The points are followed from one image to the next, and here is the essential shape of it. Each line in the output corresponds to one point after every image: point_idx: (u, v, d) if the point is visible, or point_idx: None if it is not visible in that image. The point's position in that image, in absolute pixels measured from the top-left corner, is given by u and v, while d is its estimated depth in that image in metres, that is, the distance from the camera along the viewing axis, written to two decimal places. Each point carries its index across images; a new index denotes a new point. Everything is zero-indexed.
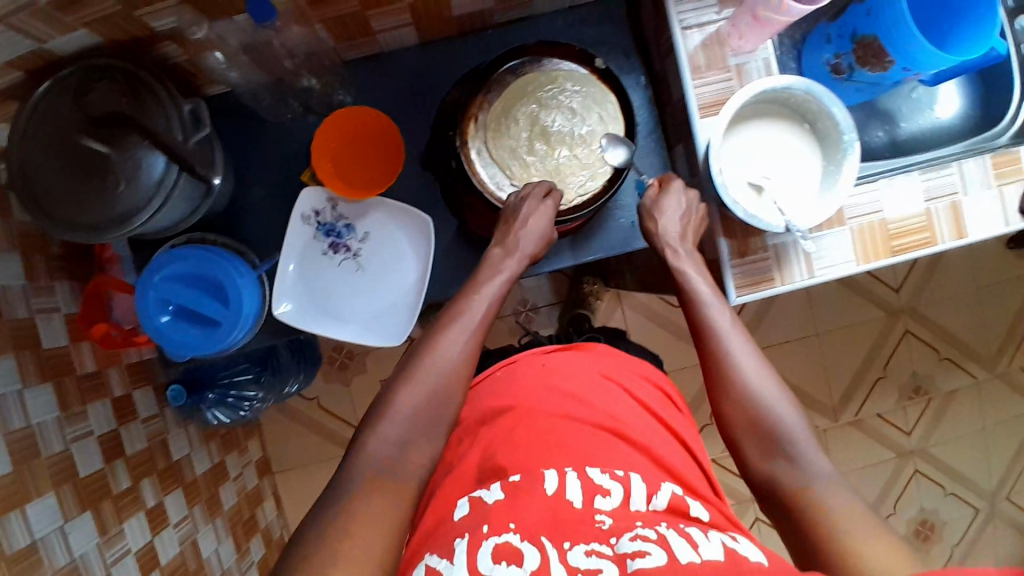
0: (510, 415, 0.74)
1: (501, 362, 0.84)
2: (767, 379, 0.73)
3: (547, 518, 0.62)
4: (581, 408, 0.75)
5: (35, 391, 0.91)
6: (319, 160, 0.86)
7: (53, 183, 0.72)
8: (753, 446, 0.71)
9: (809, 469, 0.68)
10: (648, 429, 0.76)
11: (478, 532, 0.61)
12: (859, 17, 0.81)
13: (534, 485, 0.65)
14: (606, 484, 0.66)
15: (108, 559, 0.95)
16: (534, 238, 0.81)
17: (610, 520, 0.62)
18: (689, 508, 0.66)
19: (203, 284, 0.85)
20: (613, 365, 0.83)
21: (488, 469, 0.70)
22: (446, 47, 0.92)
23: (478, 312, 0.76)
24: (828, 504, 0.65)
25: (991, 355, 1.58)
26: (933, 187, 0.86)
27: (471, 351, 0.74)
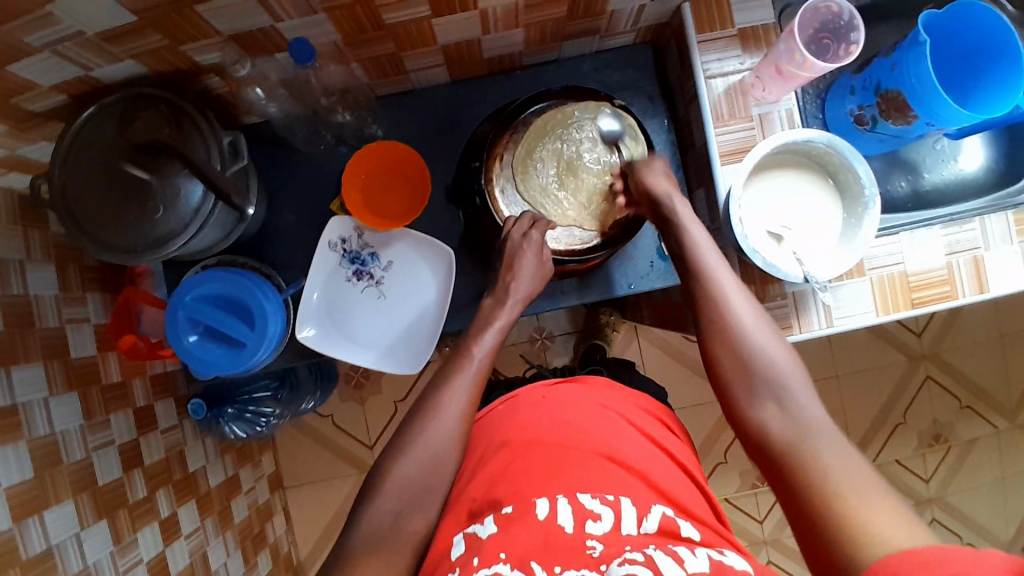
0: (510, 447, 0.74)
1: (503, 399, 0.86)
2: (759, 324, 0.74)
3: (538, 544, 0.62)
4: (577, 437, 0.75)
5: (61, 400, 0.94)
6: (348, 191, 0.88)
7: (94, 205, 0.75)
8: (741, 384, 0.72)
9: (801, 414, 0.68)
10: (642, 452, 0.76)
11: (469, 564, 0.62)
12: (883, 71, 0.82)
13: (527, 512, 0.65)
14: (597, 508, 0.66)
15: (119, 567, 0.97)
16: (529, 277, 0.84)
17: (601, 546, 0.63)
18: (680, 528, 0.66)
19: (231, 306, 0.87)
20: (609, 397, 0.84)
21: (484, 502, 0.69)
22: (476, 85, 0.95)
23: (468, 372, 0.78)
24: (817, 452, 0.64)
25: (1013, 405, 1.55)
26: (955, 241, 0.86)
27: (470, 396, 0.77)
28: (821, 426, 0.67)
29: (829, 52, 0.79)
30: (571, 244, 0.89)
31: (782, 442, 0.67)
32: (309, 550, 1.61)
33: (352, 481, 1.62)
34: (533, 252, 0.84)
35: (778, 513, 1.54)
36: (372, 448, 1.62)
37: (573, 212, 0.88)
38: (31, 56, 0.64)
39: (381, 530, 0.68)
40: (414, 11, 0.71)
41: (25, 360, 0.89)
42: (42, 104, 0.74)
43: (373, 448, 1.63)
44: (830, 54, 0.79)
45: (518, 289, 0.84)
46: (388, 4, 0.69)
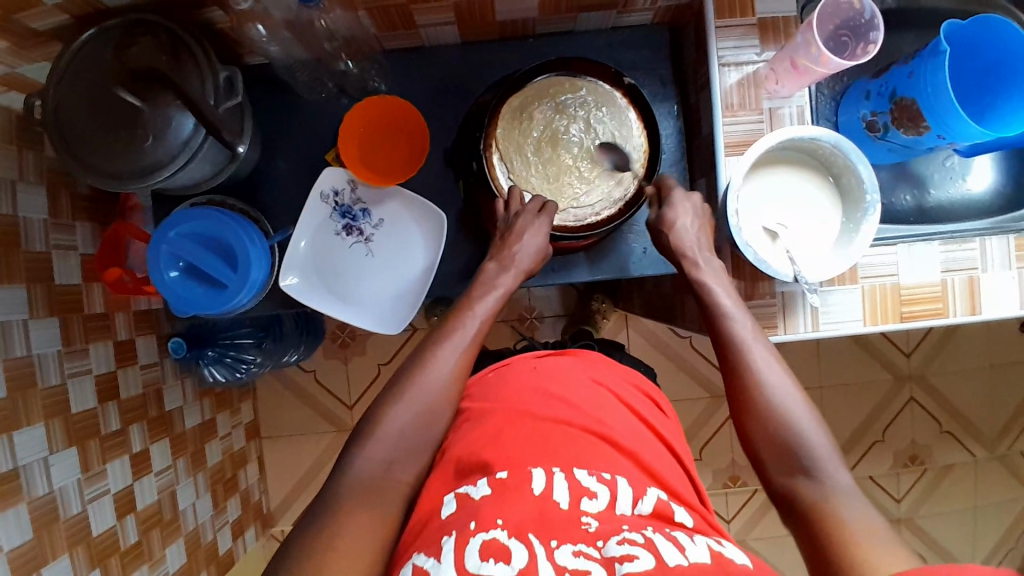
0: (495, 415, 0.73)
1: (494, 366, 0.86)
2: (787, 385, 0.70)
3: (533, 516, 0.60)
4: (569, 409, 0.74)
5: (41, 324, 0.94)
6: (344, 142, 0.86)
7: (85, 129, 0.74)
8: (770, 454, 0.67)
9: (830, 487, 0.63)
10: (634, 432, 0.76)
11: (465, 529, 0.59)
12: (900, 78, 0.80)
13: (522, 484, 0.63)
14: (593, 486, 0.65)
15: (86, 496, 0.97)
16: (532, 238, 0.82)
17: (596, 523, 0.61)
18: (675, 513, 0.66)
19: (218, 247, 0.87)
20: (603, 372, 0.84)
21: (472, 463, 0.67)
22: (486, 50, 0.92)
23: (475, 318, 0.78)
24: (844, 519, 0.59)
25: (994, 435, 1.55)
26: (953, 259, 0.85)
27: (465, 355, 0.76)
28: (848, 492, 0.62)
29: (847, 51, 0.77)
30: (565, 220, 0.85)
31: (810, 509, 0.62)
32: (279, 501, 1.63)
33: (328, 438, 1.63)
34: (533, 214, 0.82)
35: (746, 515, 1.55)
36: (351, 408, 1.62)
37: (578, 188, 0.86)
38: None
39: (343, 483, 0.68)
40: None
41: (8, 281, 0.88)
42: (44, 21, 0.73)
43: (352, 409, 1.63)
44: (847, 52, 0.77)
45: (516, 261, 0.82)
46: None
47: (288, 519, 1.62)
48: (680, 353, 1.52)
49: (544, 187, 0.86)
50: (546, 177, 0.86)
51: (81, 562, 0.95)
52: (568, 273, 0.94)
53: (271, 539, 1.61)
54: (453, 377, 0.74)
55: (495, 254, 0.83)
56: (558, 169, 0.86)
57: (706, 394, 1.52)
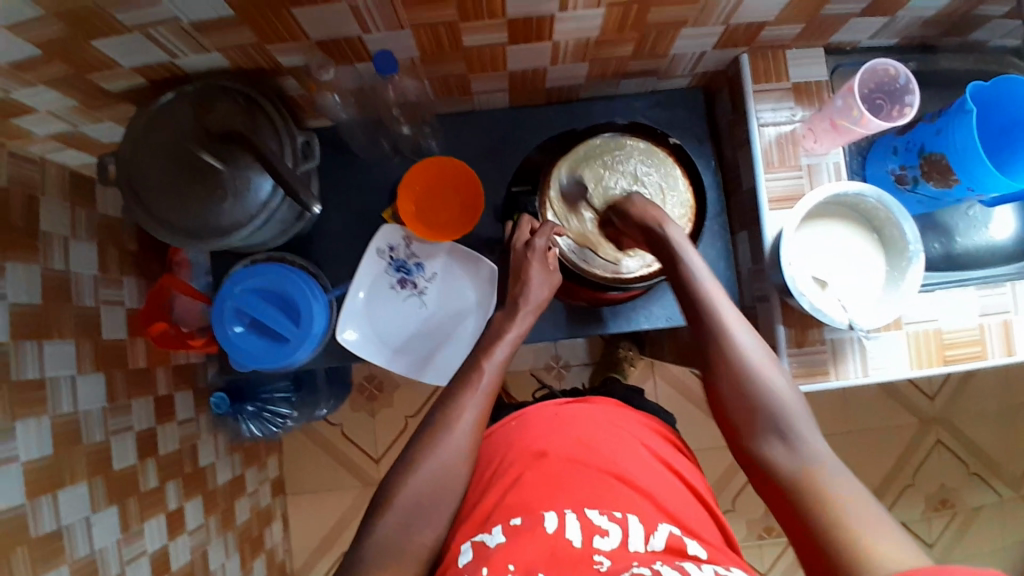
0: (521, 461, 0.76)
1: (512, 414, 0.86)
2: (764, 357, 0.75)
3: (546, 557, 0.63)
4: (587, 453, 0.76)
5: (87, 380, 0.95)
6: (402, 201, 0.90)
7: (164, 188, 0.78)
8: (745, 423, 0.73)
9: (806, 454, 0.69)
10: (650, 472, 0.76)
11: (479, 573, 0.62)
12: (927, 135, 0.86)
13: (536, 526, 0.67)
14: (605, 524, 0.67)
15: (124, 557, 0.96)
16: (540, 285, 0.85)
17: (608, 562, 0.64)
18: (687, 546, 0.67)
19: (278, 300, 0.89)
20: (621, 417, 0.84)
21: (492, 511, 0.71)
22: (533, 113, 0.98)
23: (491, 366, 0.79)
24: (827, 486, 0.65)
25: (1021, 476, 1.55)
26: (988, 303, 0.89)
27: (482, 406, 0.77)
28: (824, 459, 0.68)
29: (883, 112, 0.82)
30: (617, 271, 0.89)
31: (792, 477, 0.67)
32: (303, 560, 1.60)
33: (354, 494, 1.61)
34: (541, 261, 0.85)
35: (781, 566, 1.53)
36: (378, 462, 1.61)
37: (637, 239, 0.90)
38: (121, 33, 0.66)
39: (403, 536, 0.68)
40: (492, 36, 0.75)
41: (59, 336, 0.90)
42: (116, 83, 0.77)
43: (379, 462, 1.62)
44: (883, 114, 0.82)
45: (530, 299, 0.84)
46: (470, 27, 0.72)
47: None
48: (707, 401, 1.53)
49: (602, 240, 0.90)
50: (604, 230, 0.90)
51: None
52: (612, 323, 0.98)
53: None
54: (474, 430, 0.75)
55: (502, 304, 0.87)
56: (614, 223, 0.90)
57: None
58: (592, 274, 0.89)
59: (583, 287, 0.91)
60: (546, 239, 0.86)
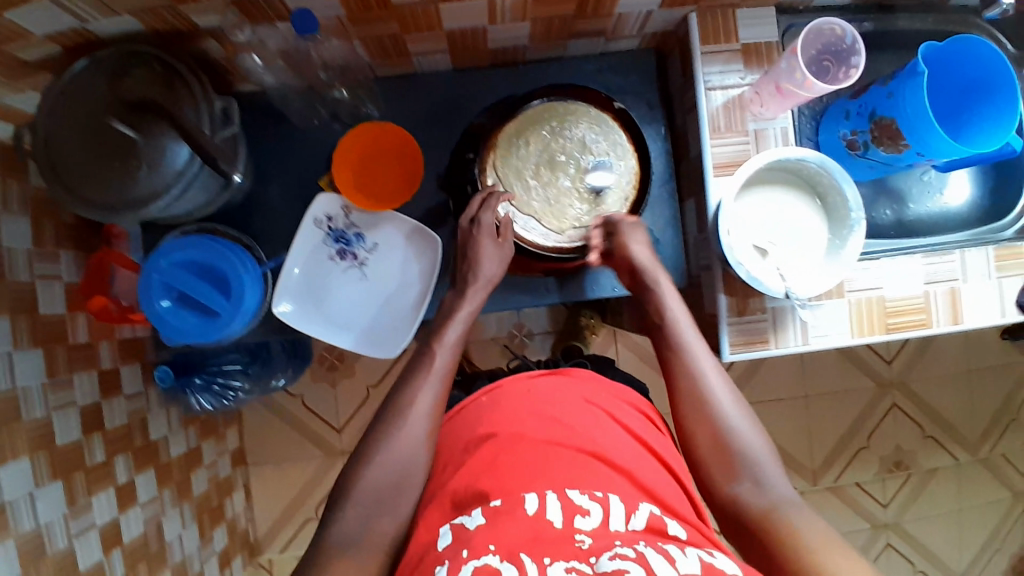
0: (496, 441, 0.72)
1: (484, 389, 0.83)
2: (736, 399, 0.76)
3: (527, 538, 0.58)
4: (563, 432, 0.73)
5: (25, 356, 0.89)
6: (338, 170, 0.86)
7: (78, 161, 0.73)
8: (715, 462, 0.73)
9: (771, 493, 0.69)
10: (629, 451, 0.73)
11: (459, 557, 0.58)
12: (879, 98, 0.83)
13: (515, 507, 0.62)
14: (586, 503, 0.63)
15: (71, 530, 0.93)
16: (494, 260, 0.85)
17: (590, 540, 0.58)
18: (668, 526, 0.63)
19: (208, 274, 0.86)
20: (600, 393, 0.81)
21: (468, 494, 0.67)
22: (477, 75, 0.94)
23: (443, 351, 0.80)
24: (792, 521, 0.65)
25: (975, 439, 1.59)
26: (936, 271, 0.88)
27: (439, 389, 0.77)
28: (788, 500, 0.68)
29: (829, 74, 0.80)
30: (560, 242, 0.86)
31: (759, 512, 0.67)
32: (266, 529, 1.59)
33: (317, 463, 1.60)
34: (491, 236, 0.84)
35: None
36: (339, 432, 1.60)
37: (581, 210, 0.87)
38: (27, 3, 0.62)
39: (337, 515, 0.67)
40: None
41: None
42: (34, 52, 0.71)
43: (341, 432, 1.60)
44: (830, 76, 0.80)
45: (481, 275, 0.84)
46: None
47: (276, 546, 1.58)
48: None
49: (545, 210, 0.86)
50: (547, 200, 0.86)
51: None
52: (558, 293, 0.96)
53: (259, 568, 1.57)
54: (430, 415, 0.75)
55: (453, 284, 0.87)
56: (558, 192, 0.86)
57: None
58: (534, 244, 0.86)
59: (529, 259, 0.89)
60: (493, 213, 0.85)
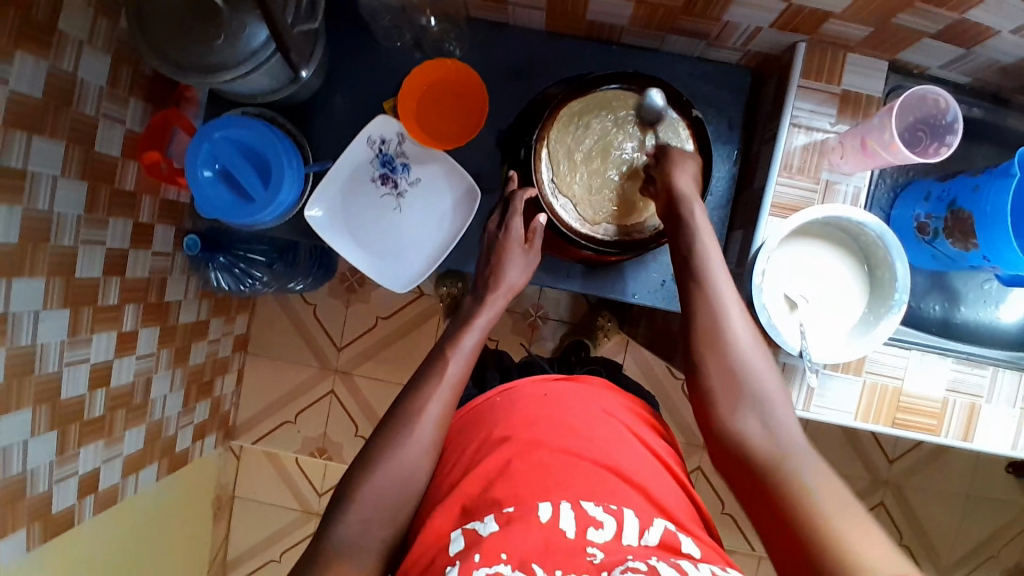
0: (510, 444, 0.64)
1: (498, 389, 0.75)
2: (756, 341, 0.72)
3: (538, 545, 0.55)
4: (579, 441, 0.66)
5: (69, 185, 0.89)
6: (403, 99, 0.86)
7: (163, 14, 0.75)
8: (724, 397, 0.71)
9: (782, 438, 0.67)
10: (651, 472, 0.66)
11: (468, 560, 0.54)
12: (964, 189, 0.78)
13: (530, 514, 0.57)
14: (600, 516, 0.58)
15: (65, 358, 0.94)
16: (519, 269, 0.82)
17: (602, 555, 0.55)
18: (682, 544, 0.58)
19: (254, 158, 0.88)
20: (613, 402, 0.74)
21: (480, 499, 0.60)
22: (567, 44, 0.92)
23: (458, 358, 0.73)
24: (800, 470, 0.64)
25: (950, 563, 1.52)
26: (961, 380, 0.84)
27: (448, 401, 0.71)
28: (801, 448, 0.67)
29: (920, 146, 0.76)
30: (593, 232, 0.84)
31: (770, 457, 0.66)
32: (247, 417, 1.61)
33: (308, 373, 1.59)
34: (519, 244, 0.82)
35: None
36: (340, 350, 1.59)
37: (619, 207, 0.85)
38: None
39: None
40: None
41: (50, 134, 0.84)
42: None
43: (341, 350, 1.59)
44: (919, 148, 0.76)
45: (503, 282, 0.80)
46: None
47: (249, 438, 1.60)
48: (669, 394, 1.49)
49: (586, 196, 0.85)
50: (588, 187, 0.85)
51: (42, 421, 0.93)
52: (580, 281, 0.94)
53: (229, 450, 1.59)
54: (438, 427, 0.68)
55: (473, 289, 0.82)
56: (603, 182, 0.85)
57: (682, 439, 1.50)
58: (566, 225, 0.84)
59: (561, 242, 0.87)
60: (520, 220, 0.83)
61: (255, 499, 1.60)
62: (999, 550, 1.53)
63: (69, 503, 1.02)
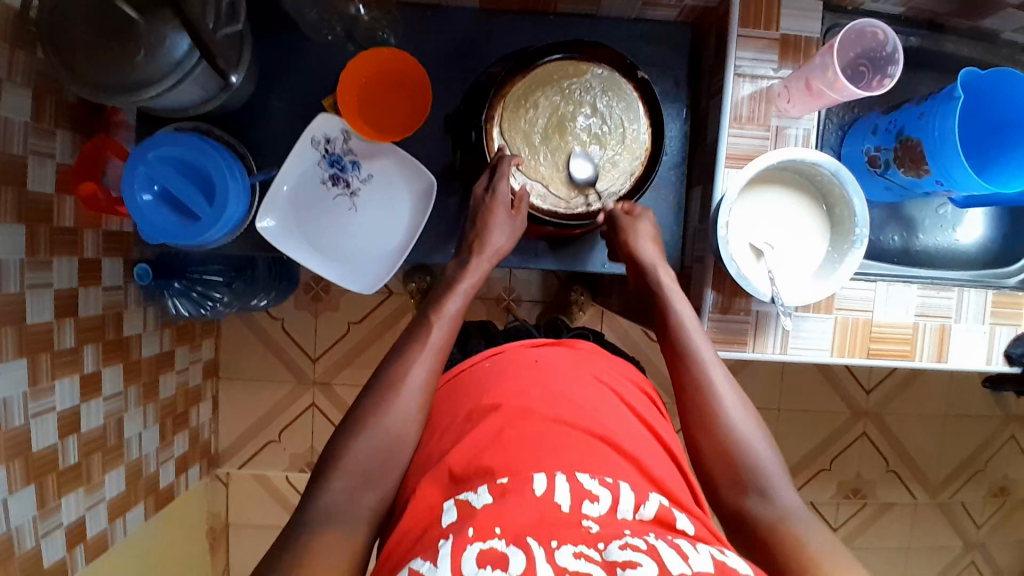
0: (501, 413, 0.63)
1: (487, 353, 0.75)
2: (745, 411, 0.69)
3: (534, 519, 0.54)
4: (571, 410, 0.64)
5: (6, 230, 0.84)
6: (343, 91, 0.83)
7: (74, 34, 0.70)
8: (725, 475, 0.65)
9: (783, 506, 0.63)
10: (641, 440, 0.66)
11: (462, 534, 0.52)
12: (910, 118, 0.80)
13: (523, 487, 0.56)
14: (595, 489, 0.57)
15: (30, 410, 0.90)
16: (503, 231, 0.78)
17: (597, 528, 0.54)
18: (676, 519, 0.58)
19: (196, 176, 0.84)
20: (602, 367, 0.74)
21: (471, 469, 0.60)
22: (504, 19, 0.90)
23: (442, 322, 0.72)
24: (801, 537, 0.60)
25: (938, 482, 1.58)
26: (928, 303, 0.86)
27: (436, 364, 0.70)
28: (799, 516, 0.62)
29: (863, 80, 0.78)
30: (555, 206, 0.84)
31: (768, 526, 0.62)
32: (229, 442, 1.56)
33: (287, 389, 1.56)
34: (506, 207, 0.79)
35: None
36: (315, 361, 1.55)
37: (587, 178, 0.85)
38: None
39: None
40: None
41: None
42: None
43: (316, 361, 1.56)
44: (863, 82, 0.77)
45: (489, 247, 0.77)
46: None
47: (235, 463, 1.56)
48: (649, 357, 1.50)
49: (551, 172, 0.84)
50: (551, 163, 0.84)
51: (17, 477, 0.89)
52: (547, 258, 0.94)
53: (216, 480, 1.55)
54: (424, 389, 0.68)
55: (458, 254, 0.79)
56: (566, 156, 0.84)
57: (669, 401, 1.51)
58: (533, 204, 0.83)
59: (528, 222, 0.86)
60: (508, 183, 0.80)
61: (251, 524, 1.57)
62: (986, 463, 1.60)
63: (59, 556, 0.98)
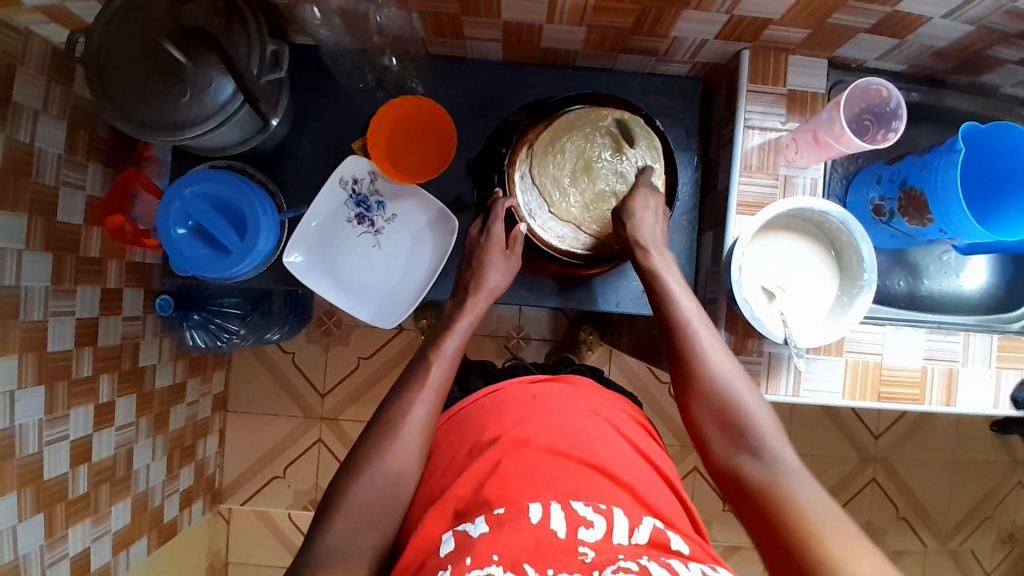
0: (499, 445, 0.65)
1: (486, 390, 0.77)
2: (737, 373, 0.73)
3: (530, 546, 0.55)
4: (567, 442, 0.66)
5: (35, 257, 0.87)
6: (373, 134, 0.88)
7: (124, 73, 0.75)
8: (716, 434, 0.70)
9: (776, 462, 0.66)
10: (635, 469, 0.67)
11: (460, 564, 0.54)
12: (913, 169, 0.83)
13: (519, 516, 0.57)
14: (589, 515, 0.58)
15: (45, 438, 0.91)
16: (500, 271, 0.83)
17: (593, 554, 0.55)
18: (670, 541, 0.59)
19: (229, 212, 0.88)
20: (597, 401, 0.76)
21: (472, 501, 0.61)
22: (525, 70, 0.95)
23: (442, 360, 0.75)
24: (793, 491, 0.62)
25: (948, 529, 1.57)
26: (936, 347, 0.88)
27: (432, 403, 0.72)
28: (795, 471, 0.65)
29: (868, 133, 0.82)
30: (574, 247, 0.87)
31: (760, 484, 0.65)
32: (233, 477, 1.56)
33: (294, 423, 1.56)
34: (501, 248, 0.83)
35: None
36: (323, 396, 1.56)
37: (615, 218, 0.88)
38: None
39: None
40: None
41: (11, 209, 0.82)
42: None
43: (325, 397, 1.56)
44: (868, 135, 0.82)
45: (485, 284, 0.82)
46: None
47: (237, 498, 1.55)
48: (654, 396, 1.51)
49: (581, 213, 0.88)
50: (580, 204, 0.88)
51: (27, 505, 0.89)
52: (562, 297, 0.97)
53: (217, 515, 1.54)
54: (424, 429, 0.69)
55: (455, 292, 0.83)
56: (594, 197, 0.88)
57: (677, 442, 1.51)
58: (550, 244, 0.86)
59: (545, 261, 0.89)
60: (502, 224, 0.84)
61: (249, 562, 1.55)
62: (996, 508, 1.58)
63: None
